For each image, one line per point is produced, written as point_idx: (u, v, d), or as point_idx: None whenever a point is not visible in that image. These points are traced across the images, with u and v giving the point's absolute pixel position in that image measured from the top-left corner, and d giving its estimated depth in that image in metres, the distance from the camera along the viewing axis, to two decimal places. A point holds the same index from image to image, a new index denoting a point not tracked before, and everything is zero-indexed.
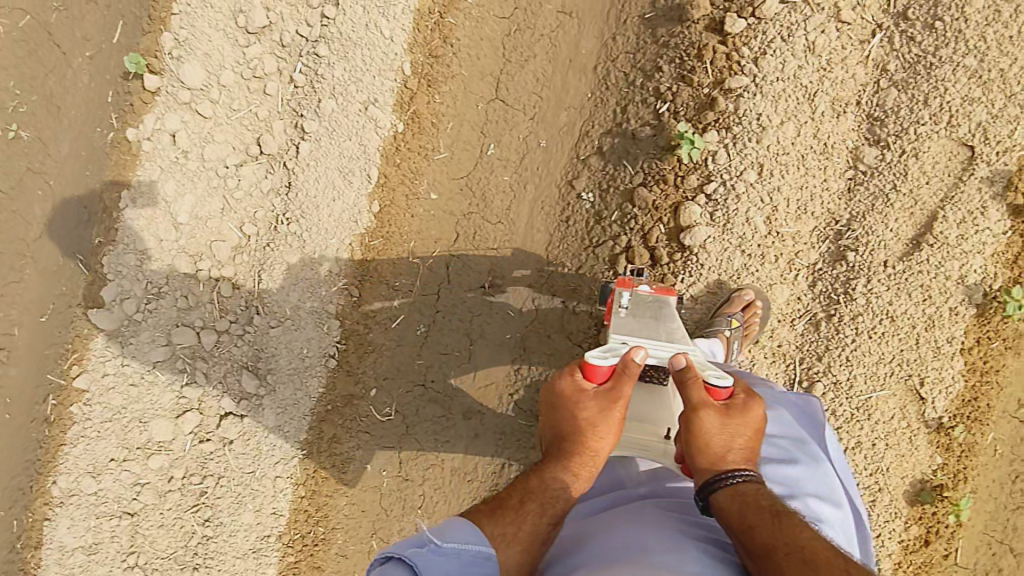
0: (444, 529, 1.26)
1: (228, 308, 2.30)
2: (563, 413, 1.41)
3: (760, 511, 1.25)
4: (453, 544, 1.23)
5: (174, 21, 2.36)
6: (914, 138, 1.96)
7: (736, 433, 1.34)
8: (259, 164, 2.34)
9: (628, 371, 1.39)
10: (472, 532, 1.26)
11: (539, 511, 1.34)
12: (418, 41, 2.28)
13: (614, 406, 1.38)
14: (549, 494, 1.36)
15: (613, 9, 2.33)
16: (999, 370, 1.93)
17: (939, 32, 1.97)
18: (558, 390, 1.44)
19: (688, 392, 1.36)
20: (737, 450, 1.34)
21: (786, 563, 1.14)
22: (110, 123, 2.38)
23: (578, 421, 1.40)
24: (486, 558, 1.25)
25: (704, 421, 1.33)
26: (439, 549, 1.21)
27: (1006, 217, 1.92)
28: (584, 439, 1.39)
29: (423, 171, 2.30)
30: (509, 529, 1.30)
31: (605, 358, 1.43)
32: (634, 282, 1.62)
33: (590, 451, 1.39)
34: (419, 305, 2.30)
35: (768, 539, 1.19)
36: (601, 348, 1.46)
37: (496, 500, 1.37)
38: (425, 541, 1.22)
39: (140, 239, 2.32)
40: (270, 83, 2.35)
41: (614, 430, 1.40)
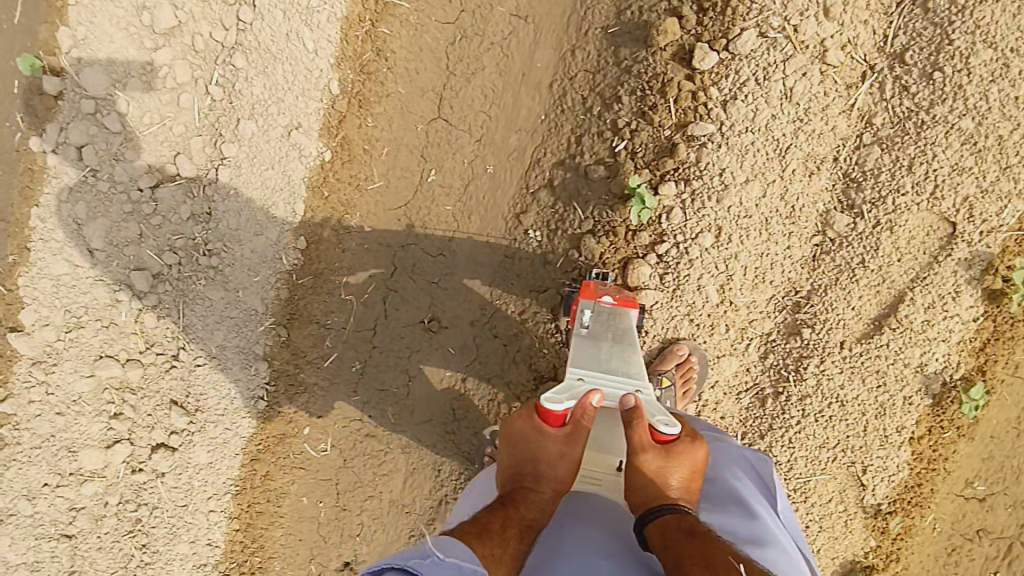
0: (442, 544, 1.13)
1: (155, 339, 2.20)
2: (524, 452, 1.34)
3: (678, 533, 1.19)
4: (453, 559, 1.10)
5: (71, 13, 2.08)
6: (891, 208, 1.79)
7: (675, 470, 1.28)
8: (176, 186, 2.13)
9: (585, 416, 1.33)
10: (468, 550, 1.14)
11: (519, 537, 1.23)
12: (348, 54, 2.07)
13: (574, 449, 1.31)
14: (524, 523, 1.26)
15: (575, 16, 2.02)
16: (948, 458, 1.88)
17: (937, 85, 1.74)
18: (516, 429, 1.36)
19: (632, 432, 1.29)
20: (674, 489, 1.27)
21: None
22: (15, 119, 2.12)
23: (539, 460, 1.32)
24: None
25: (644, 459, 1.27)
26: (441, 563, 1.08)
27: (981, 301, 1.80)
28: (546, 477, 1.32)
29: (356, 204, 2.13)
30: (497, 552, 1.18)
31: (559, 400, 1.34)
32: (596, 294, 1.60)
33: (553, 488, 1.32)
34: (353, 343, 2.18)
35: (677, 559, 1.13)
36: (557, 389, 1.38)
37: (477, 524, 1.23)
38: (426, 553, 1.10)
39: (54, 263, 2.16)
40: (184, 95, 2.11)
41: (574, 466, 1.33)
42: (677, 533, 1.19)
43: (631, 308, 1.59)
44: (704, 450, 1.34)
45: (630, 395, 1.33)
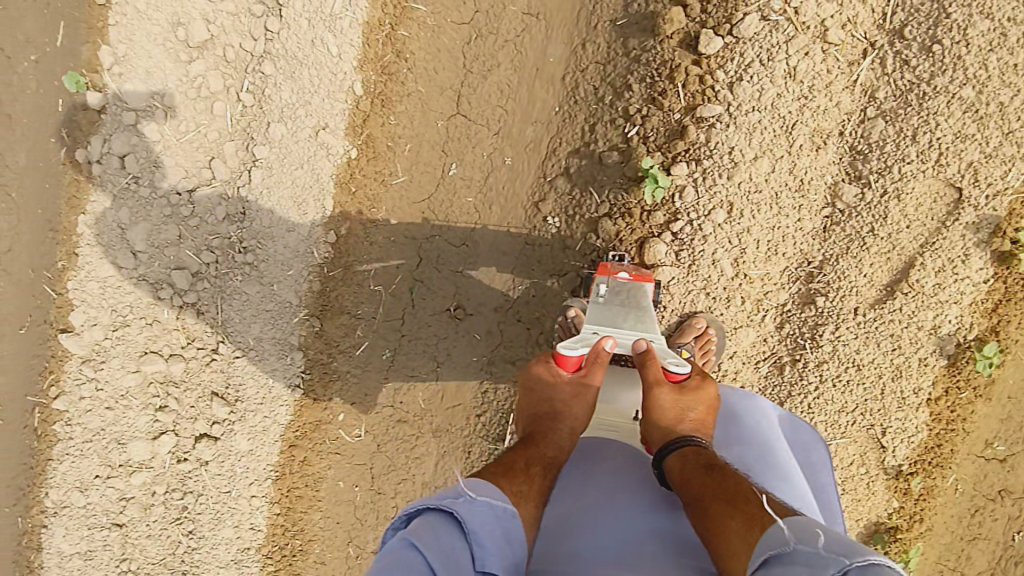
0: (472, 486, 1.23)
1: (195, 334, 2.32)
2: (541, 397, 1.50)
3: (696, 466, 1.28)
4: (483, 498, 1.20)
5: (112, 33, 2.24)
6: (897, 177, 1.85)
7: (688, 403, 1.42)
8: (212, 189, 2.26)
9: (599, 360, 1.47)
10: (496, 489, 1.24)
11: (543, 473, 1.38)
12: (369, 57, 2.18)
13: (588, 389, 1.47)
14: (542, 458, 1.40)
15: (584, 10, 2.12)
16: (966, 418, 1.93)
17: (936, 57, 1.81)
18: (535, 375, 1.53)
19: (646, 370, 1.44)
20: (690, 421, 1.40)
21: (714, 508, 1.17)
22: (62, 134, 2.28)
23: (555, 402, 1.47)
24: (512, 515, 1.22)
25: (660, 393, 1.40)
26: (473, 501, 1.18)
27: (991, 265, 1.85)
28: (562, 416, 1.46)
29: (382, 198, 2.24)
30: (522, 487, 1.31)
31: (575, 348, 1.48)
32: (613, 269, 1.64)
33: (569, 427, 1.46)
34: (383, 331, 2.28)
35: (698, 489, 1.22)
36: (572, 339, 1.51)
37: (503, 464, 1.37)
38: (459, 492, 1.19)
39: (101, 266, 2.31)
40: (217, 103, 2.25)
41: (587, 406, 1.47)
42: (697, 465, 1.28)
43: (647, 281, 1.62)
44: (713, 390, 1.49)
45: (641, 340, 1.48)
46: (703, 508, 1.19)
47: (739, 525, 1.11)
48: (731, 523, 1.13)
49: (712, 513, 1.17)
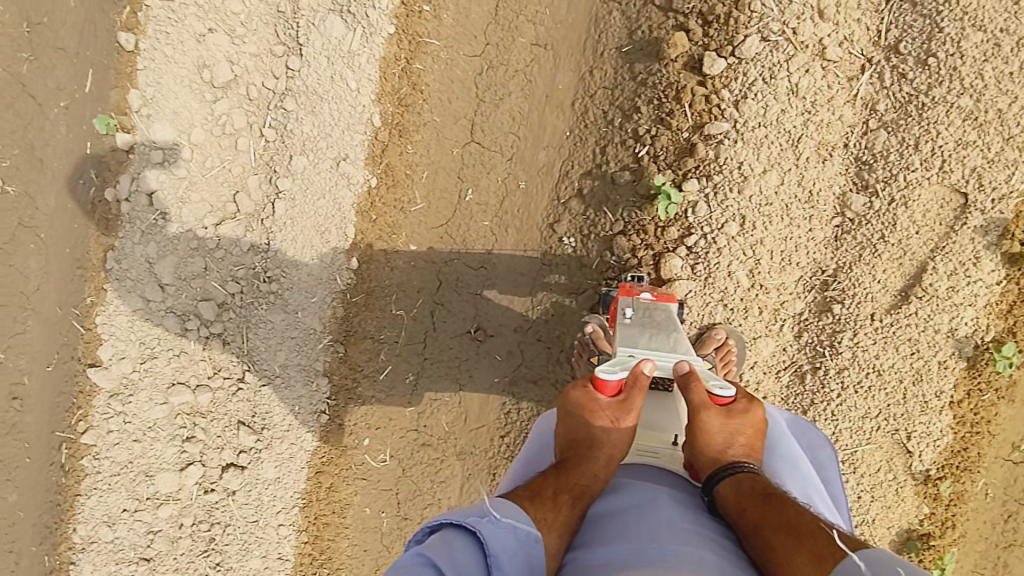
0: (499, 507, 1.25)
1: (221, 364, 2.38)
2: (577, 421, 1.42)
3: (753, 495, 1.28)
4: (508, 519, 1.21)
5: (141, 77, 2.34)
6: (903, 185, 1.90)
7: (736, 428, 1.39)
8: (236, 222, 2.34)
9: (639, 383, 1.41)
10: (520, 510, 1.25)
11: (572, 503, 1.32)
12: (386, 90, 2.27)
13: (627, 415, 1.39)
14: (575, 486, 1.34)
15: (590, 39, 2.21)
16: (990, 420, 1.94)
17: (932, 70, 1.88)
18: (572, 400, 1.45)
19: (691, 392, 1.40)
20: (738, 446, 1.38)
21: (774, 538, 1.19)
22: (91, 175, 2.37)
23: (592, 428, 1.39)
24: (536, 540, 1.22)
25: (708, 416, 1.37)
26: (498, 523, 1.20)
27: (1002, 267, 1.88)
28: (600, 445, 1.38)
29: (402, 225, 2.31)
30: (549, 514, 1.28)
31: (613, 371, 1.43)
32: (636, 290, 1.74)
33: (607, 454, 1.38)
34: (406, 355, 2.32)
35: (758, 517, 1.23)
36: (610, 363, 1.46)
37: (531, 490, 1.35)
38: (483, 512, 1.21)
39: (129, 300, 2.37)
40: (241, 139, 2.35)
41: (625, 436, 1.40)
42: (752, 495, 1.28)
43: (670, 302, 1.72)
44: (760, 411, 1.46)
45: (683, 362, 1.44)
46: (765, 538, 1.20)
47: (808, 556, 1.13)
48: (798, 556, 1.14)
49: (776, 544, 1.17)
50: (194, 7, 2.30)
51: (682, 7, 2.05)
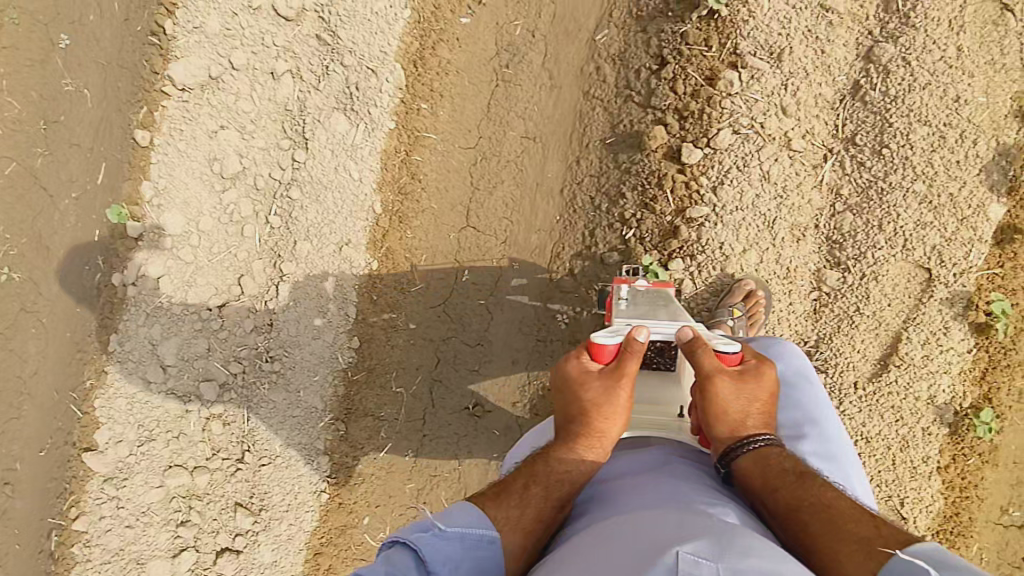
0: (444, 515, 1.30)
1: (221, 445, 2.42)
2: (568, 397, 1.43)
3: (779, 473, 1.34)
4: (455, 528, 1.27)
5: (153, 170, 2.50)
6: (873, 262, 2.01)
7: (749, 393, 1.39)
8: (241, 304, 2.44)
9: (632, 350, 1.40)
10: (473, 515, 1.31)
11: (544, 495, 1.36)
12: (387, 180, 2.40)
13: (619, 384, 1.39)
14: (553, 477, 1.38)
15: (575, 133, 2.45)
16: (977, 485, 1.99)
17: (887, 159, 2.03)
18: (564, 374, 1.46)
19: (700, 359, 1.40)
20: (755, 416, 1.39)
21: (810, 519, 1.25)
22: (99, 262, 2.48)
23: (583, 402, 1.40)
24: (490, 541, 1.28)
25: (721, 385, 1.36)
26: (442, 534, 1.26)
27: (971, 335, 1.96)
28: (589, 422, 1.39)
29: (401, 305, 2.40)
30: (513, 513, 1.32)
31: (611, 338, 1.47)
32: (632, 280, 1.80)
33: (592, 437, 1.40)
34: (405, 432, 2.39)
35: (790, 500, 1.29)
36: (606, 332, 1.50)
37: (503, 485, 1.41)
38: (427, 526, 1.28)
39: (131, 383, 2.43)
40: (247, 226, 2.46)
41: (617, 409, 1.39)
42: (780, 474, 1.34)
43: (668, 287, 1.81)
44: (771, 370, 1.46)
45: (685, 328, 1.46)
46: (800, 520, 1.26)
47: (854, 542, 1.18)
48: (845, 548, 1.17)
49: (812, 531, 1.23)
50: (208, 108, 2.50)
51: (660, 103, 2.24)
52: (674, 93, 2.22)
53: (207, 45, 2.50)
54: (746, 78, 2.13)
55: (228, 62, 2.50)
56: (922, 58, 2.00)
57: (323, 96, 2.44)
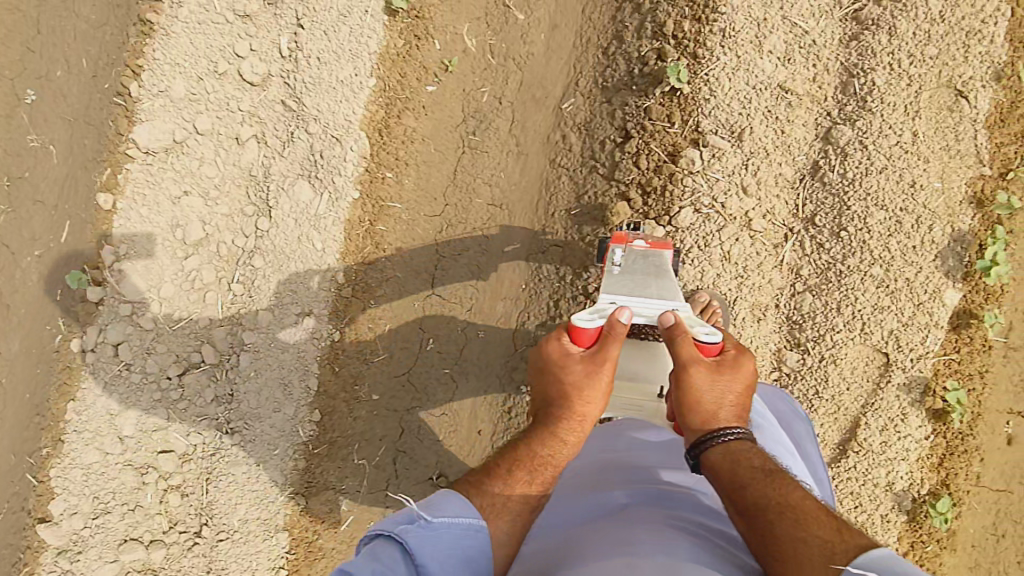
0: (430, 504, 1.28)
1: (178, 517, 2.38)
2: (550, 382, 1.43)
3: (750, 470, 1.31)
4: (443, 519, 1.25)
5: (116, 235, 2.47)
6: (831, 344, 2.01)
7: (725, 384, 1.40)
8: (201, 371, 2.41)
9: (614, 332, 1.43)
10: (461, 506, 1.29)
11: (528, 480, 1.38)
12: (350, 249, 2.38)
13: (601, 366, 1.39)
14: (535, 462, 1.39)
15: (541, 202, 2.44)
16: (936, 571, 1.99)
17: (845, 241, 2.04)
18: (546, 354, 1.44)
19: (678, 348, 1.41)
20: (726, 410, 1.39)
21: (777, 521, 1.21)
22: (60, 324, 2.44)
23: (565, 384, 1.41)
24: (477, 530, 1.28)
25: (695, 374, 1.38)
26: (429, 525, 1.23)
27: (928, 421, 1.97)
28: (570, 404, 1.40)
29: (364, 375, 2.38)
30: (499, 500, 1.35)
31: (592, 320, 1.46)
32: (629, 239, 1.78)
33: (574, 421, 1.41)
34: (368, 504, 2.36)
35: (758, 497, 1.26)
36: (589, 312, 1.49)
37: (485, 469, 1.42)
38: (413, 516, 1.24)
39: (86, 453, 2.38)
40: (209, 294, 2.43)
41: (598, 390, 1.40)
42: (751, 470, 1.31)
43: (664, 249, 1.77)
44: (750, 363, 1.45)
45: (668, 314, 1.46)
46: (767, 521, 1.22)
47: (816, 548, 1.15)
48: (805, 552, 1.15)
49: (777, 530, 1.20)
50: (171, 172, 2.48)
51: (623, 177, 2.24)
52: (637, 168, 2.22)
53: (173, 110, 2.49)
54: (708, 156, 2.14)
55: (192, 127, 2.48)
56: (879, 142, 2.02)
57: (287, 163, 2.42)
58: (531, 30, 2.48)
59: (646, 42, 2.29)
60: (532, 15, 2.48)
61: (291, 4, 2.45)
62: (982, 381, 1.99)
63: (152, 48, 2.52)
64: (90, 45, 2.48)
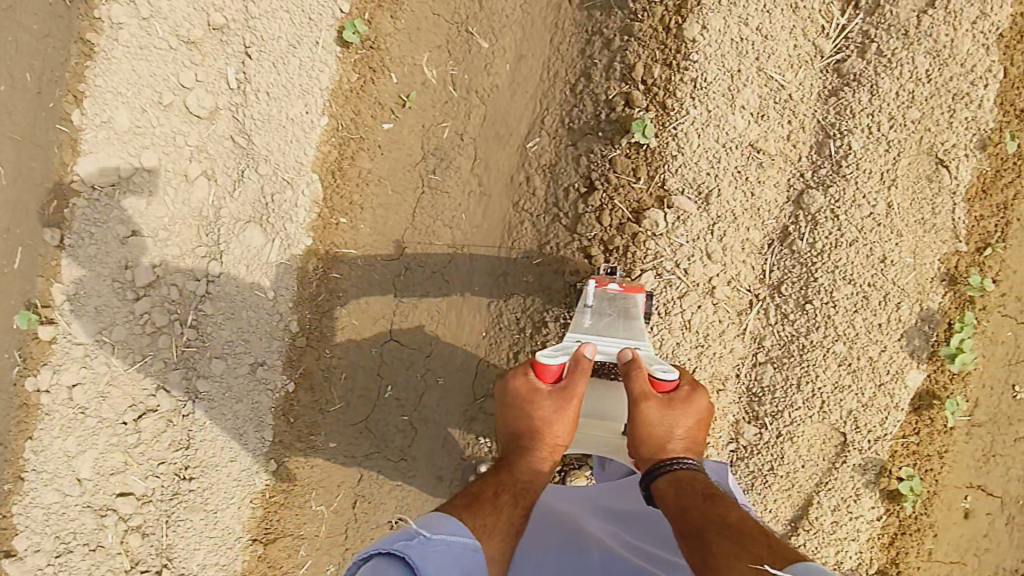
0: (425, 525, 1.28)
1: (141, 556, 2.40)
2: (522, 414, 1.57)
3: (692, 494, 1.38)
4: (440, 536, 1.26)
5: (66, 272, 2.39)
6: (788, 421, 1.97)
7: (675, 418, 1.52)
8: (158, 416, 2.39)
9: (580, 368, 1.58)
10: (453, 526, 1.30)
11: (513, 502, 1.44)
12: (304, 298, 2.35)
13: (568, 402, 1.56)
14: (518, 486, 1.47)
15: (503, 246, 2.32)
16: None
17: (810, 314, 1.96)
18: (514, 390, 1.58)
19: (632, 382, 1.55)
20: (677, 441, 1.51)
21: (713, 538, 1.26)
22: (15, 358, 2.38)
23: (536, 418, 1.55)
24: (473, 549, 1.29)
25: (647, 407, 1.51)
26: (428, 541, 1.23)
27: (881, 502, 1.96)
28: (543, 435, 1.55)
29: (320, 424, 2.38)
30: (489, 521, 1.37)
31: (553, 357, 1.60)
32: (606, 281, 1.83)
33: (547, 446, 1.55)
34: (327, 547, 2.40)
35: (696, 518, 1.31)
36: (554, 349, 1.63)
37: (471, 495, 1.44)
38: (413, 534, 1.24)
39: (46, 494, 2.37)
40: (161, 337, 2.39)
41: (568, 422, 1.56)
42: (693, 494, 1.38)
43: (638, 292, 1.82)
44: (703, 398, 1.58)
45: (626, 350, 1.61)
46: (705, 539, 1.26)
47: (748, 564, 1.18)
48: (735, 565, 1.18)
49: (714, 548, 1.23)
50: (118, 211, 2.36)
51: (585, 233, 2.13)
52: (600, 224, 2.11)
53: (116, 142, 2.36)
54: (673, 218, 2.03)
55: (138, 161, 2.35)
56: (852, 212, 1.92)
57: (238, 205, 2.34)
58: (496, 60, 2.31)
59: (615, 85, 2.11)
60: (497, 44, 2.31)
61: (237, 31, 2.32)
62: (941, 461, 1.96)
63: (94, 73, 2.36)
64: (34, 59, 2.32)
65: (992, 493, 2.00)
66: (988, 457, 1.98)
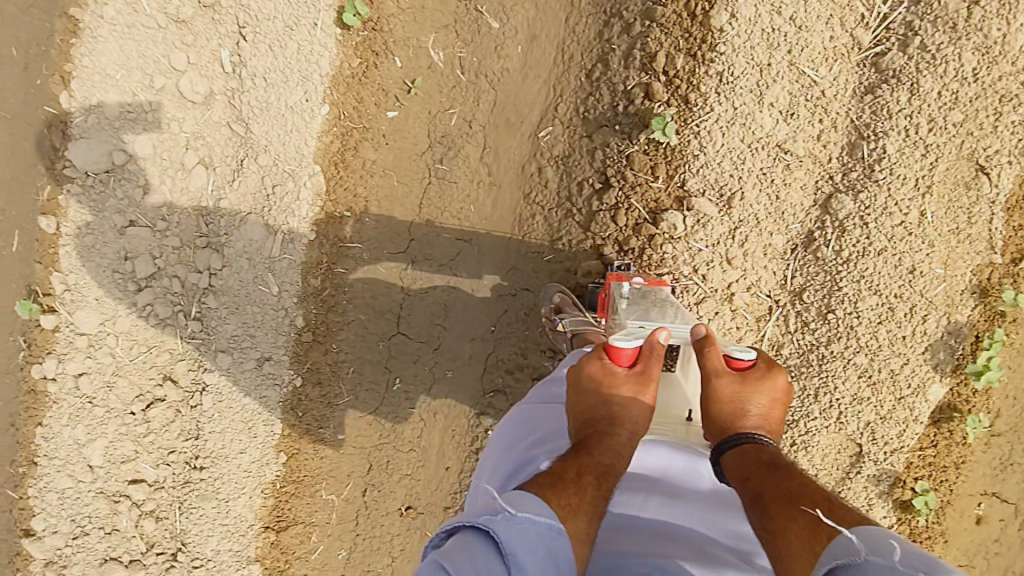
0: (512, 498, 1.04)
1: (156, 540, 2.40)
2: (597, 399, 1.28)
3: (759, 464, 1.16)
4: (526, 513, 1.00)
5: (64, 262, 2.29)
6: (804, 432, 1.93)
7: (753, 395, 1.28)
8: (165, 406, 2.35)
9: (654, 353, 1.35)
10: (541, 502, 1.04)
11: (597, 484, 1.14)
12: (309, 292, 2.30)
13: (647, 388, 1.31)
14: (600, 464, 1.17)
15: (514, 239, 2.22)
16: None
17: (832, 324, 1.90)
18: (587, 373, 1.32)
19: (705, 360, 1.34)
20: (752, 417, 1.27)
21: (772, 503, 1.07)
22: (20, 343, 2.33)
23: (615, 403, 1.28)
24: (559, 532, 1.01)
25: (719, 382, 1.29)
26: (514, 518, 0.99)
27: (893, 512, 1.94)
28: (623, 421, 1.26)
29: (329, 417, 2.36)
30: (573, 499, 1.09)
31: (628, 340, 1.34)
32: (628, 276, 1.72)
33: (629, 435, 1.26)
34: (338, 533, 2.41)
35: (758, 486, 1.11)
36: (624, 334, 1.38)
37: (552, 473, 1.14)
38: (498, 509, 1.01)
39: (59, 480, 2.36)
40: (164, 330, 2.33)
41: (646, 409, 1.30)
42: (758, 463, 1.16)
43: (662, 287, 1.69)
44: (784, 379, 1.33)
45: (699, 328, 1.42)
46: (764, 505, 1.08)
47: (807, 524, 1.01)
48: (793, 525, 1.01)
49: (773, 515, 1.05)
50: (114, 200, 2.26)
51: (600, 232, 2.04)
52: (615, 223, 2.02)
53: (106, 125, 2.23)
54: (692, 221, 1.94)
55: (129, 147, 2.23)
56: (883, 220, 1.84)
57: (238, 196, 2.25)
58: (506, 41, 2.16)
59: (633, 75, 1.99)
60: (508, 24, 2.15)
61: (230, 10, 2.18)
62: (956, 472, 1.93)
63: (80, 52, 2.21)
64: (20, 31, 2.19)
65: (1006, 501, 1.96)
66: (1006, 466, 1.94)
